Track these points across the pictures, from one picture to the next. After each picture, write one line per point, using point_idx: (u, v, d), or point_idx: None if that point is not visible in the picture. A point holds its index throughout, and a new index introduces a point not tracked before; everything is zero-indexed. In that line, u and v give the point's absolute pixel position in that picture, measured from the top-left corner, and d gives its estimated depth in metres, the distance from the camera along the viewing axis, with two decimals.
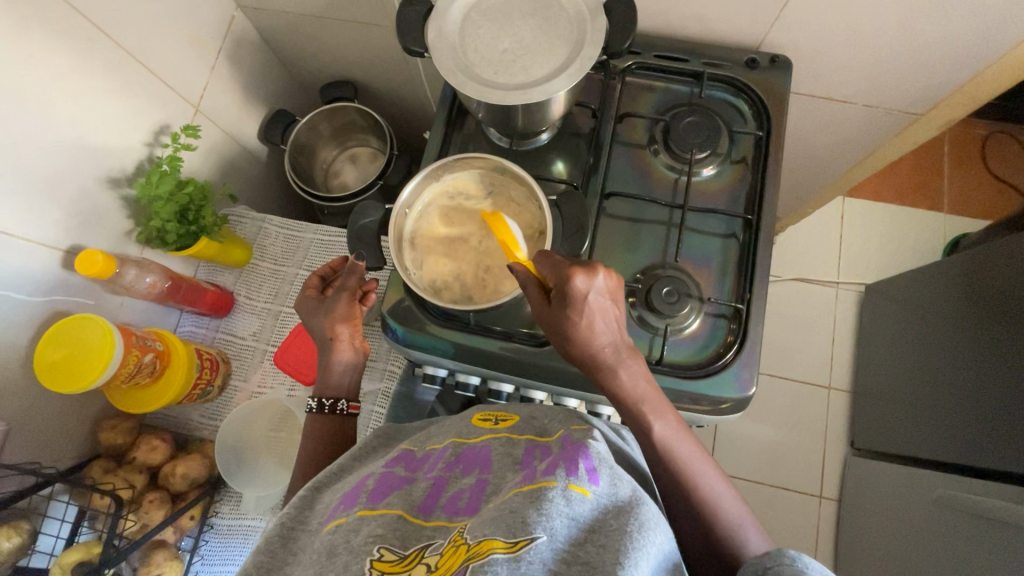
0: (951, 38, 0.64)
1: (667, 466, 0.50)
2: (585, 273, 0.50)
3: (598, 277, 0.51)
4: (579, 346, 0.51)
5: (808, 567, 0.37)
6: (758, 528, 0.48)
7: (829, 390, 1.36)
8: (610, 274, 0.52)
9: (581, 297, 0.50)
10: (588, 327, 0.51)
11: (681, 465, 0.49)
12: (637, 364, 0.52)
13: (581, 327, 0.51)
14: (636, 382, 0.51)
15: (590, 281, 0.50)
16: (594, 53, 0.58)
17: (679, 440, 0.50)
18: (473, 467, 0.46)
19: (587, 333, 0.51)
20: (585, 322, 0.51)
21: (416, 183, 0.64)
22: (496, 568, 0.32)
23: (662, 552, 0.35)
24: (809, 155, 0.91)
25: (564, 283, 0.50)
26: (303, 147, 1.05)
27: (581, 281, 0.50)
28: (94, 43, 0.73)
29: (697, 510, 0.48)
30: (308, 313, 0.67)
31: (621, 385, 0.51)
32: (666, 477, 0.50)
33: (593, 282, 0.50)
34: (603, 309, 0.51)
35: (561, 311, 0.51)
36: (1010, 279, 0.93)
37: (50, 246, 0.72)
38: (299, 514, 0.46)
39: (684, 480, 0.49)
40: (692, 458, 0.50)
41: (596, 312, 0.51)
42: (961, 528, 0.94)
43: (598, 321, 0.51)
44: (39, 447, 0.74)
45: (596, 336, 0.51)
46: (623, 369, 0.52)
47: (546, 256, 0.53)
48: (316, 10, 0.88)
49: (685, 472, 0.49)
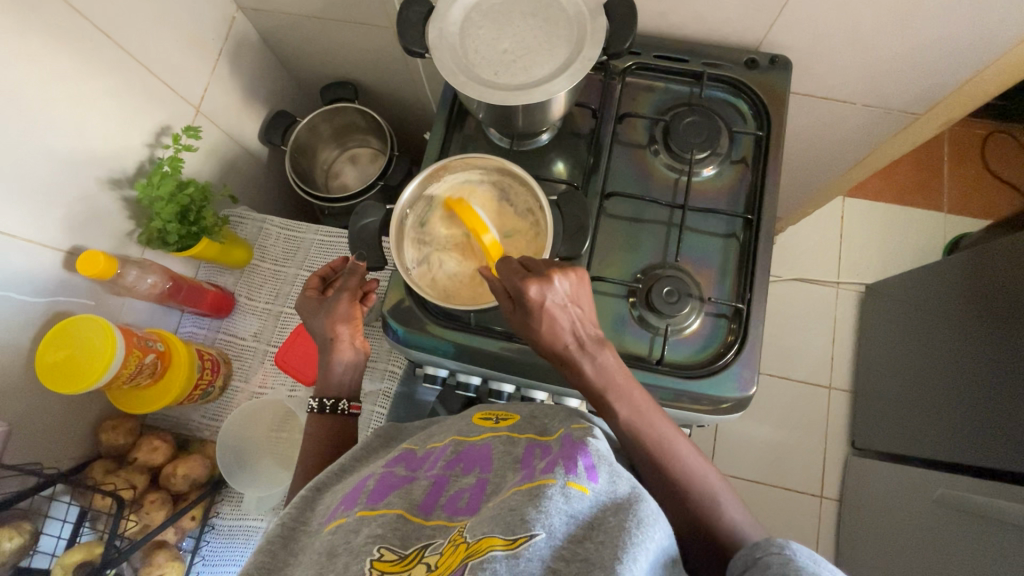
0: (949, 37, 0.64)
1: (640, 448, 0.49)
2: (538, 282, 0.51)
3: (553, 284, 0.51)
4: (543, 345, 0.53)
5: (797, 553, 0.37)
6: (736, 498, 0.49)
7: (829, 390, 1.36)
8: (569, 276, 0.52)
9: (535, 304, 0.51)
10: (547, 328, 0.52)
11: (655, 446, 0.49)
12: (605, 355, 0.52)
13: (541, 329, 0.52)
14: (602, 374, 0.51)
15: (543, 289, 0.51)
16: (594, 54, 0.58)
17: (651, 420, 0.50)
18: (474, 466, 0.46)
19: (547, 334, 0.52)
20: (545, 324, 0.52)
21: (416, 184, 0.64)
22: (495, 565, 0.32)
23: (661, 548, 0.35)
24: (809, 155, 0.91)
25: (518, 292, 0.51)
26: (303, 148, 1.05)
27: (533, 290, 0.51)
28: (95, 44, 0.73)
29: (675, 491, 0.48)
30: (309, 312, 0.67)
31: (587, 379, 0.52)
32: (641, 460, 0.49)
33: (548, 290, 0.51)
34: (563, 313, 0.52)
35: (521, 316, 0.53)
36: (1010, 278, 0.94)
37: (51, 247, 0.72)
38: (299, 514, 0.46)
39: (661, 461, 0.49)
40: (665, 437, 0.49)
41: (555, 316, 0.52)
42: (962, 527, 0.94)
43: (558, 321, 0.52)
44: (41, 448, 0.74)
45: (558, 335, 0.52)
46: (589, 363, 0.52)
47: (504, 261, 0.54)
48: (316, 11, 0.89)
49: (659, 453, 0.49)
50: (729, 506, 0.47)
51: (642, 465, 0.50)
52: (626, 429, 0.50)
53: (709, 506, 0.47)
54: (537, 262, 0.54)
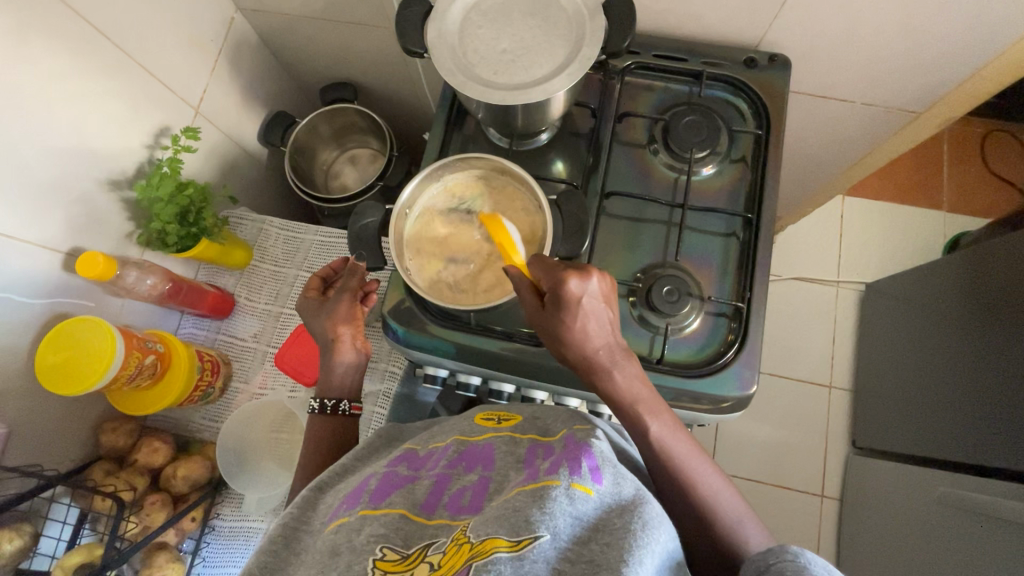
0: (948, 36, 0.64)
1: (666, 467, 0.49)
2: (578, 277, 0.50)
3: (592, 281, 0.50)
4: (573, 349, 0.51)
5: (812, 563, 0.37)
6: (757, 523, 0.48)
7: (830, 389, 1.36)
8: (605, 277, 0.52)
9: (575, 302, 0.50)
10: (582, 330, 0.51)
11: (681, 465, 0.49)
12: (632, 366, 0.52)
13: (575, 331, 0.51)
14: (632, 386, 0.51)
15: (585, 287, 0.50)
16: (593, 53, 0.58)
17: (678, 442, 0.50)
18: (476, 464, 0.46)
19: (580, 336, 0.51)
20: (578, 325, 0.50)
21: (416, 183, 0.64)
22: (500, 566, 0.32)
23: (666, 551, 0.35)
24: (808, 153, 0.91)
25: (558, 288, 0.50)
26: (303, 149, 1.05)
27: (576, 286, 0.49)
28: (95, 46, 0.73)
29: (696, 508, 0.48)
30: (310, 313, 0.67)
31: (614, 387, 0.51)
32: (664, 476, 0.49)
33: (588, 286, 0.50)
34: (596, 313, 0.51)
35: (555, 316, 0.51)
36: (1011, 276, 0.93)
37: (50, 248, 0.72)
38: (301, 514, 0.46)
39: (682, 482, 0.48)
40: (690, 458, 0.49)
41: (591, 315, 0.50)
42: (964, 526, 0.94)
43: (592, 325, 0.51)
44: (40, 449, 0.74)
45: (589, 339, 0.51)
46: (617, 371, 0.51)
47: (538, 259, 0.53)
48: (315, 11, 0.89)
49: (684, 471, 0.49)
50: (750, 530, 0.47)
51: (664, 482, 0.49)
52: (655, 449, 0.50)
53: (730, 528, 0.46)
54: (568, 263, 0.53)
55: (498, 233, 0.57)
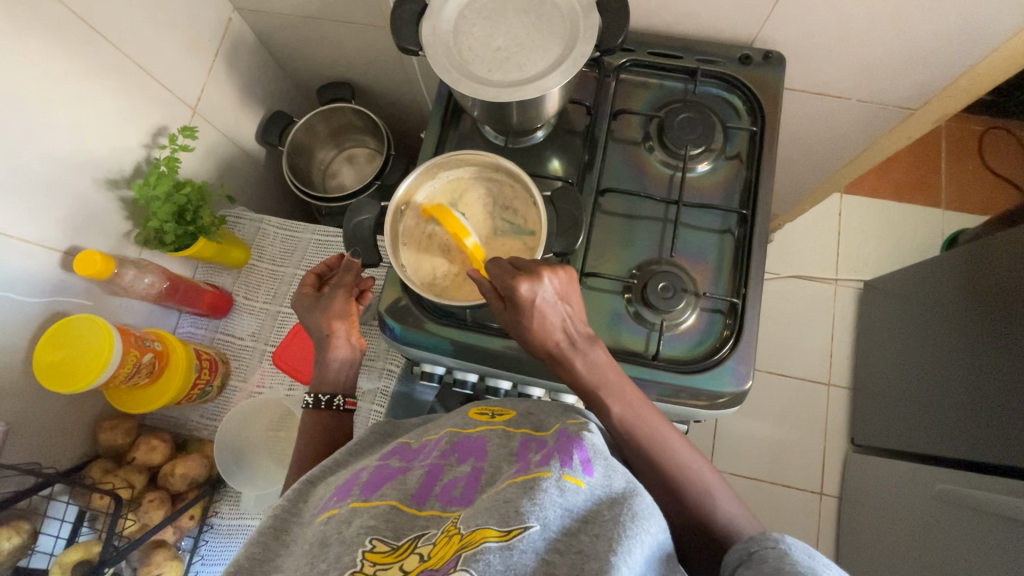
0: (942, 32, 0.64)
1: (636, 449, 0.49)
2: (526, 280, 0.51)
3: (541, 280, 0.51)
4: (535, 344, 0.53)
5: (793, 548, 0.37)
6: (731, 492, 0.49)
7: (829, 386, 1.36)
8: (557, 272, 0.53)
9: (527, 302, 0.51)
10: (539, 327, 0.52)
11: (648, 445, 0.49)
12: (596, 352, 0.53)
13: (533, 328, 0.53)
14: (595, 373, 0.52)
15: (535, 287, 0.51)
16: (586, 50, 0.58)
17: (644, 417, 0.50)
18: (468, 456, 0.46)
19: (538, 332, 0.53)
20: (536, 322, 0.52)
21: (411, 180, 0.64)
22: (488, 556, 0.32)
23: (656, 542, 0.35)
24: (804, 150, 0.91)
25: (509, 290, 0.52)
26: (302, 149, 1.06)
27: (524, 288, 0.51)
28: (93, 46, 0.73)
29: (670, 487, 0.48)
30: (305, 310, 0.67)
31: (578, 376, 0.52)
32: (635, 458, 0.50)
33: (536, 287, 0.51)
34: (552, 309, 0.52)
35: (512, 315, 0.53)
36: (1008, 273, 0.94)
37: (47, 247, 0.72)
38: (292, 506, 0.46)
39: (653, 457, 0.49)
40: (657, 432, 0.50)
41: (545, 312, 0.52)
42: (963, 523, 0.94)
43: (549, 320, 0.52)
44: (39, 448, 0.74)
45: (548, 333, 0.53)
46: (580, 359, 0.52)
47: (493, 262, 0.54)
48: (312, 11, 0.89)
49: (651, 452, 0.49)
50: (723, 500, 0.48)
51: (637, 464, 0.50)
52: (625, 435, 0.50)
53: (704, 501, 0.47)
54: (524, 259, 0.55)
55: (449, 221, 0.60)
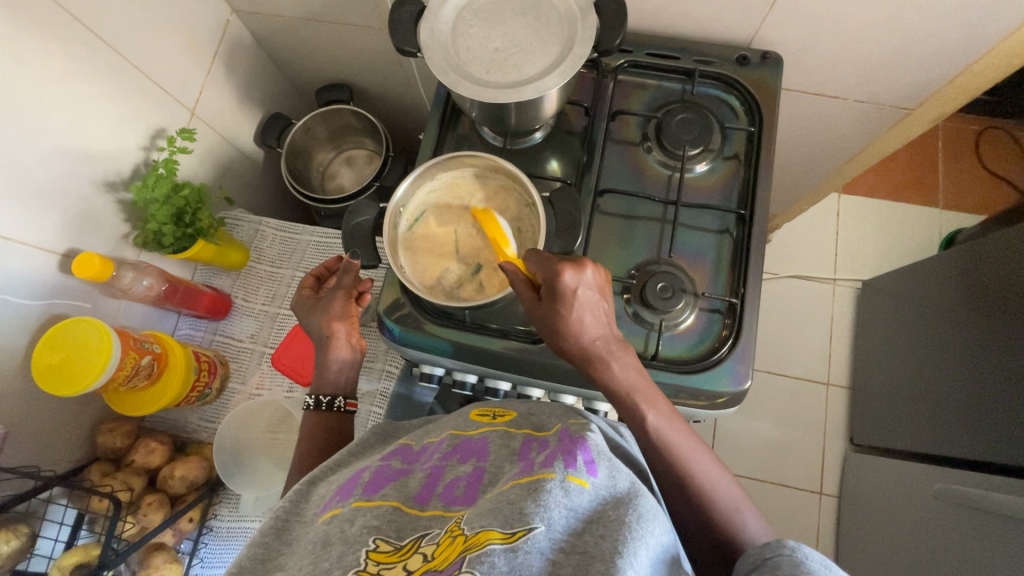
0: (937, 33, 0.64)
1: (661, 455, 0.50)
2: (574, 270, 0.50)
3: (586, 272, 0.51)
4: (570, 340, 0.52)
5: (808, 557, 0.37)
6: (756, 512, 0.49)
7: (828, 386, 1.36)
8: (599, 269, 0.53)
9: (570, 293, 0.50)
10: (578, 320, 0.51)
11: (673, 453, 0.49)
12: (628, 356, 0.52)
13: (571, 321, 0.51)
14: (630, 375, 0.51)
15: (579, 277, 0.51)
16: (585, 51, 0.58)
17: (675, 433, 0.50)
18: (470, 456, 0.46)
19: (577, 327, 0.51)
20: (574, 317, 0.51)
21: (410, 182, 0.64)
22: (493, 557, 0.32)
23: (661, 544, 0.35)
24: (802, 150, 0.91)
25: (552, 279, 0.51)
26: (300, 151, 1.06)
27: (570, 277, 0.50)
28: (90, 48, 0.73)
29: (689, 493, 0.49)
30: (304, 312, 0.67)
31: (612, 377, 0.51)
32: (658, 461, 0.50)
33: (582, 278, 0.51)
34: (591, 304, 0.52)
35: (550, 308, 0.51)
36: (1006, 272, 0.94)
37: (46, 250, 0.72)
38: (294, 506, 0.46)
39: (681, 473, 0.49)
40: (687, 448, 0.50)
41: (586, 307, 0.51)
42: (963, 522, 0.94)
43: (587, 316, 0.51)
44: (37, 450, 0.74)
45: (584, 331, 0.51)
46: (616, 361, 0.51)
47: (534, 253, 0.54)
48: (310, 13, 0.89)
49: (678, 463, 0.49)
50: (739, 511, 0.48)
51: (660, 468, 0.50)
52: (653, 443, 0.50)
53: (728, 518, 0.48)
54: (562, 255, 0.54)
55: (490, 226, 0.61)
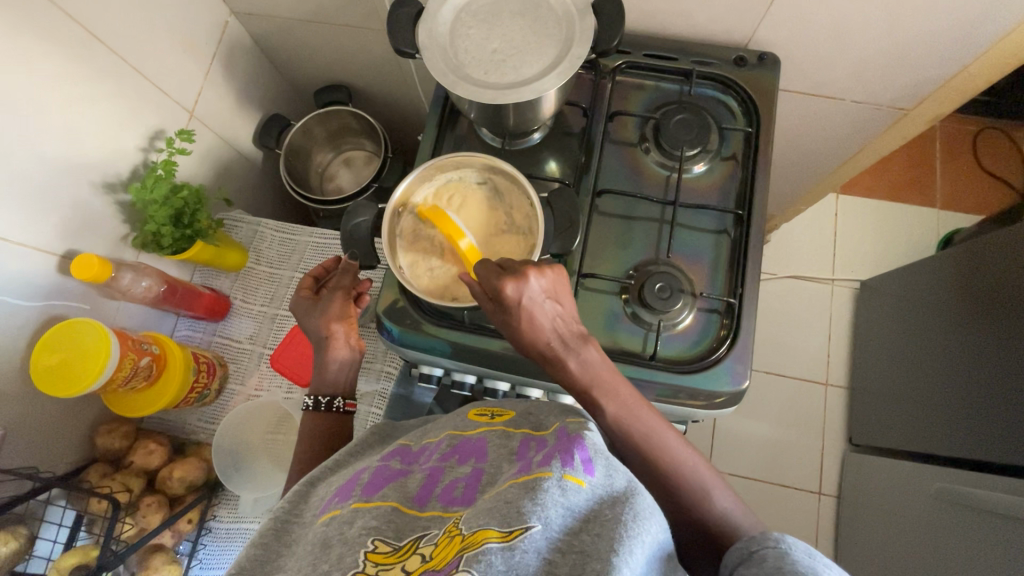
0: (933, 34, 0.65)
1: (636, 450, 0.49)
2: (512, 281, 0.51)
3: (527, 280, 0.51)
4: (526, 344, 0.54)
5: (793, 548, 0.37)
6: (727, 488, 0.49)
7: (827, 386, 1.36)
8: (544, 272, 0.52)
9: (513, 302, 0.52)
10: (528, 326, 0.52)
11: (640, 438, 0.49)
12: (588, 351, 0.52)
13: (522, 327, 0.52)
14: (588, 373, 0.51)
15: (520, 287, 0.51)
16: (582, 53, 0.58)
17: (640, 414, 0.50)
18: (469, 456, 0.46)
19: (528, 332, 0.53)
20: (523, 323, 0.52)
21: (410, 182, 0.64)
22: (490, 557, 0.32)
23: (657, 542, 0.35)
24: (800, 151, 0.92)
25: (495, 292, 0.52)
26: (299, 152, 1.06)
27: (510, 288, 0.51)
28: (89, 49, 0.73)
29: (668, 486, 0.48)
30: (303, 312, 0.67)
31: (572, 376, 0.52)
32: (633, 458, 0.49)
33: (523, 287, 0.51)
34: (539, 308, 0.52)
35: (501, 317, 0.53)
36: (1004, 272, 0.94)
37: (46, 251, 0.72)
38: (293, 508, 0.46)
39: (650, 456, 0.49)
40: (653, 430, 0.49)
41: (534, 312, 0.52)
42: (961, 521, 0.94)
43: (538, 320, 0.52)
44: (35, 452, 0.74)
45: (540, 334, 0.53)
46: (573, 359, 0.52)
47: (481, 263, 0.54)
48: (309, 14, 0.89)
49: (645, 446, 0.49)
50: (718, 496, 0.48)
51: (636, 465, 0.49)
52: (627, 438, 0.49)
53: (700, 498, 0.47)
54: (511, 260, 0.54)
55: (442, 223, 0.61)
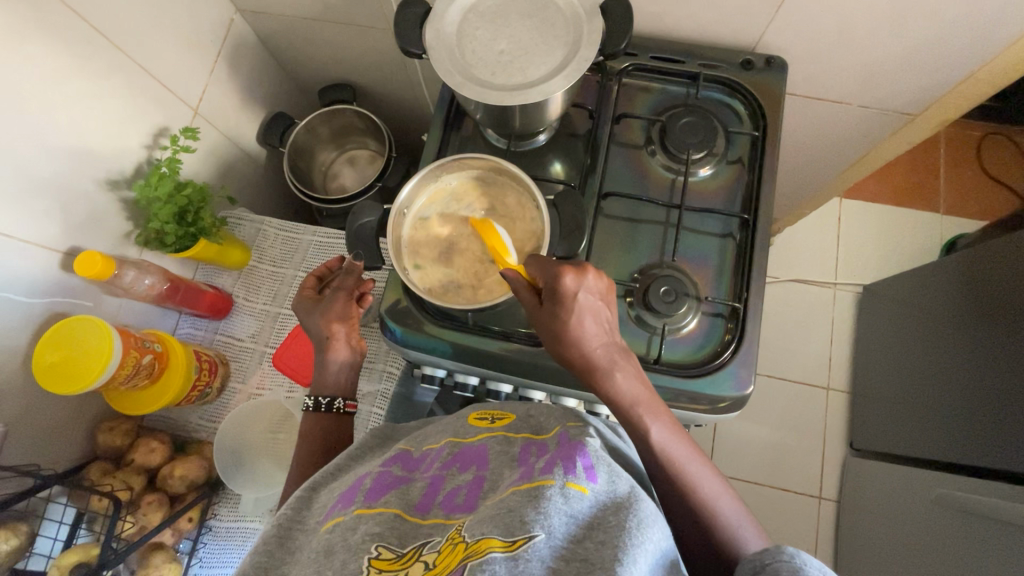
0: (942, 39, 0.64)
1: (660, 466, 0.49)
2: (574, 272, 0.52)
3: (586, 276, 0.52)
4: (572, 346, 0.52)
5: (807, 564, 0.37)
6: (757, 530, 0.48)
7: (828, 390, 1.36)
8: (600, 276, 0.54)
9: (569, 294, 0.51)
10: (578, 324, 0.51)
11: (673, 466, 0.49)
12: (631, 366, 0.52)
13: (572, 325, 0.51)
14: (632, 387, 0.51)
15: (580, 280, 0.52)
16: (590, 54, 0.58)
17: (676, 444, 0.50)
18: (470, 464, 0.46)
19: (578, 332, 0.51)
20: (575, 320, 0.51)
21: (414, 185, 0.64)
22: (494, 566, 0.32)
23: (660, 550, 0.35)
24: (804, 155, 0.91)
25: (553, 281, 0.51)
26: (304, 149, 1.06)
27: (569, 278, 0.51)
28: (94, 46, 0.73)
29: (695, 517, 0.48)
30: (305, 312, 0.67)
31: (615, 389, 0.51)
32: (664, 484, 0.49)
33: (582, 281, 0.52)
34: (591, 308, 0.52)
35: (552, 310, 0.52)
36: (1008, 278, 0.94)
37: (49, 248, 0.72)
38: (296, 514, 0.46)
39: (682, 485, 0.48)
40: (687, 461, 0.49)
41: (586, 311, 0.52)
42: (962, 527, 0.94)
43: (589, 320, 0.52)
44: (37, 449, 0.74)
45: (588, 337, 0.52)
46: (619, 371, 0.51)
47: (535, 259, 0.54)
48: (313, 12, 0.89)
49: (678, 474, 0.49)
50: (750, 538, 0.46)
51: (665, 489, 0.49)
52: (647, 445, 0.50)
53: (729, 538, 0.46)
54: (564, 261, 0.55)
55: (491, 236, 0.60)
